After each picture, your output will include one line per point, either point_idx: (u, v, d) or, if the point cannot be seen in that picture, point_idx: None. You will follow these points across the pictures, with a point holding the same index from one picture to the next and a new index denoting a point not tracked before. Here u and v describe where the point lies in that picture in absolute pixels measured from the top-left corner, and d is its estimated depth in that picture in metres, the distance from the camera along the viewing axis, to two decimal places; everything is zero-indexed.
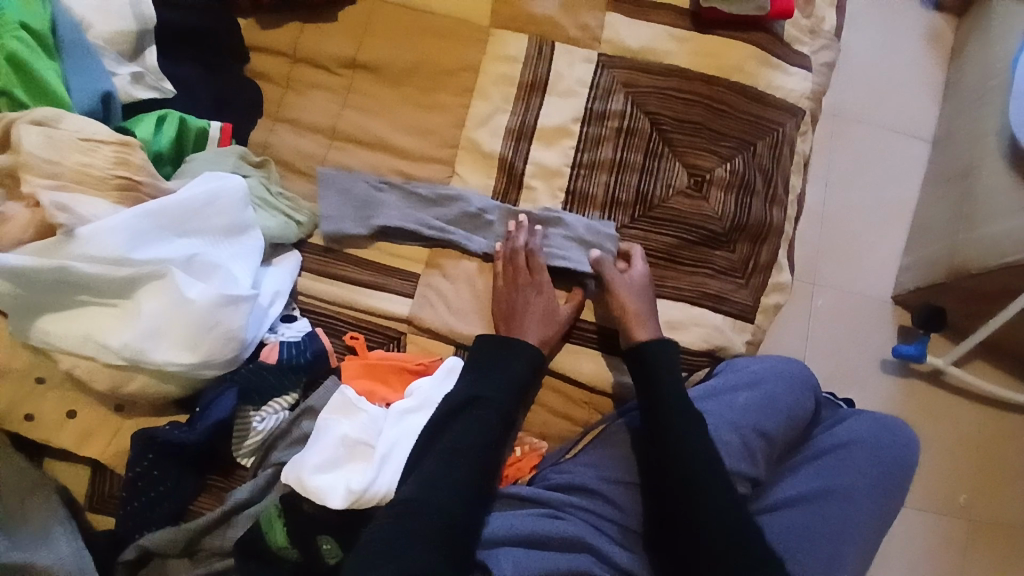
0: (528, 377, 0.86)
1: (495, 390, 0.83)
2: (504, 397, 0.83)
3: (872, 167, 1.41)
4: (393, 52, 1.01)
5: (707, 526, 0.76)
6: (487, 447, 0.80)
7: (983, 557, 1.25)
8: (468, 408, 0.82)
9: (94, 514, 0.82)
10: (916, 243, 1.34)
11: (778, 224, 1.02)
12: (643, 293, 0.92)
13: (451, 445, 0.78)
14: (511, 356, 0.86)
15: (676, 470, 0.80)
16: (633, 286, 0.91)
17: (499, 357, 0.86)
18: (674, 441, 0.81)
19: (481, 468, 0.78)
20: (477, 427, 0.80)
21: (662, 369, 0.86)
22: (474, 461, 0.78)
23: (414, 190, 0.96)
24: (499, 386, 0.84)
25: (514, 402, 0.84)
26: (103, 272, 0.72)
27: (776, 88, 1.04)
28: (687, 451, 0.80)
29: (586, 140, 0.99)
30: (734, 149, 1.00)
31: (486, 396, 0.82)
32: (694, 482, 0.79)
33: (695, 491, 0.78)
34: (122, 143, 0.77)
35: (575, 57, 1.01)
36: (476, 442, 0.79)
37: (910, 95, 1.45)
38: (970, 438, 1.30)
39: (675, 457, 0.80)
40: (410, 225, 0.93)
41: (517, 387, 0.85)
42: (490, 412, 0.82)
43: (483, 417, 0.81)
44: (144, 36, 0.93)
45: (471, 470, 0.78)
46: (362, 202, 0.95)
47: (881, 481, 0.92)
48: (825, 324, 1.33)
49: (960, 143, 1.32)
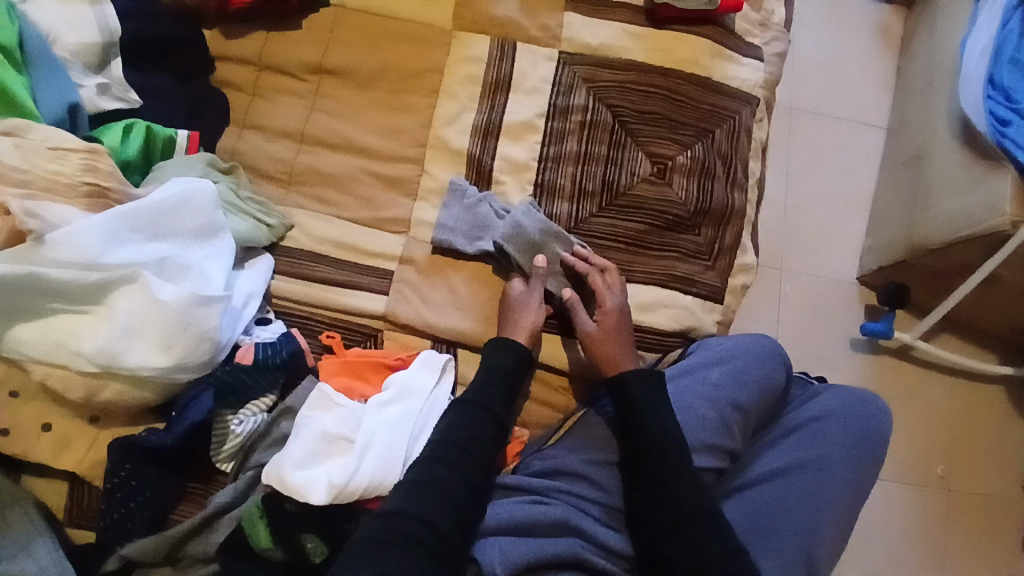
0: (516, 376, 0.88)
1: (482, 389, 0.85)
2: (493, 398, 0.85)
3: (828, 154, 1.47)
4: (359, 57, 1.03)
5: (692, 535, 0.77)
6: (473, 445, 0.81)
7: (960, 522, 1.29)
8: (457, 406, 0.84)
9: (74, 529, 0.81)
10: (875, 224, 1.40)
11: (740, 207, 1.05)
12: (619, 339, 0.91)
13: (445, 453, 0.79)
14: (500, 355, 0.88)
15: (665, 475, 0.81)
16: (611, 335, 0.91)
17: (491, 359, 0.88)
18: (672, 442, 0.83)
19: (467, 465, 0.79)
20: (464, 428, 0.82)
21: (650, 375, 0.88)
22: (464, 463, 0.79)
23: (515, 219, 0.94)
24: (490, 389, 0.85)
25: (504, 404, 0.86)
26: (74, 277, 0.71)
27: (731, 78, 1.08)
28: (668, 456, 0.82)
29: (551, 135, 1.02)
30: (694, 138, 1.04)
31: (493, 406, 0.84)
32: (677, 482, 0.80)
33: (674, 487, 0.80)
34: (90, 150, 0.78)
35: (537, 56, 1.04)
36: (463, 442, 0.80)
37: (859, 85, 1.51)
38: (939, 409, 1.35)
39: (654, 462, 0.81)
40: (509, 255, 0.94)
41: (507, 387, 0.87)
42: (479, 412, 0.83)
43: (469, 418, 0.83)
44: (111, 48, 0.93)
45: (461, 476, 0.78)
46: (479, 222, 0.96)
47: (854, 450, 0.94)
48: (793, 306, 1.38)
49: (911, 128, 1.39)
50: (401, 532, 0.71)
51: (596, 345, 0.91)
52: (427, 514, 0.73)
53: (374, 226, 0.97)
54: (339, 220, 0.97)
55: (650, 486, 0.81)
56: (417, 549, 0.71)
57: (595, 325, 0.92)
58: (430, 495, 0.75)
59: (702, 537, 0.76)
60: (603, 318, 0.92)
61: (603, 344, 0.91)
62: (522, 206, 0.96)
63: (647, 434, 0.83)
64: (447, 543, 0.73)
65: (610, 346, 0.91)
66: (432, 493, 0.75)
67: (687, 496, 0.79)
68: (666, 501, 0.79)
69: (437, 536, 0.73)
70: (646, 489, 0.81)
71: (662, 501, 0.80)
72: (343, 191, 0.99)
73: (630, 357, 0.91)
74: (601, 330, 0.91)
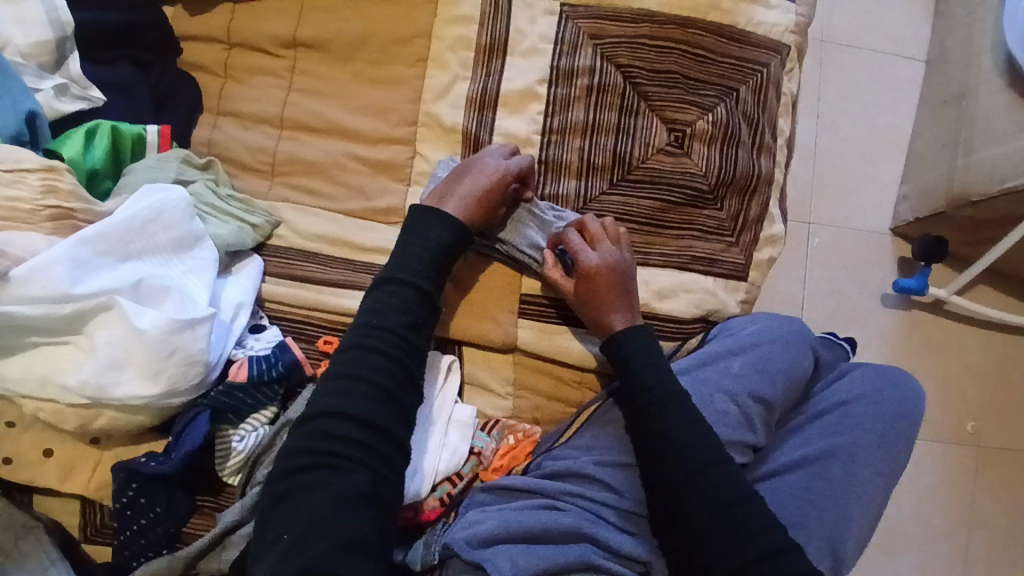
0: (446, 252, 0.79)
1: (420, 268, 0.76)
2: (426, 276, 0.77)
3: (866, 93, 1.32)
4: (333, 26, 0.92)
5: (698, 496, 0.73)
6: (408, 332, 0.74)
7: (990, 481, 1.24)
8: (381, 286, 0.76)
9: (91, 546, 0.82)
10: (912, 171, 1.27)
11: (768, 173, 0.95)
12: (616, 296, 0.84)
13: (373, 341, 0.72)
14: (429, 227, 0.79)
15: (672, 472, 0.75)
16: (615, 286, 0.83)
17: (416, 229, 0.79)
18: (683, 444, 0.75)
19: (403, 371, 0.73)
20: (400, 311, 0.74)
21: (640, 370, 0.80)
22: (396, 342, 0.73)
23: (438, 177, 0.87)
24: (414, 256, 0.77)
25: (436, 281, 0.78)
26: (46, 313, 0.69)
27: (757, 24, 0.95)
28: (664, 421, 0.77)
29: (554, 104, 0.92)
30: (715, 98, 0.93)
31: (432, 290, 0.77)
32: (696, 485, 0.74)
33: (700, 488, 0.73)
34: (47, 169, 0.73)
35: (535, 11, 0.92)
36: (397, 330, 0.73)
37: (902, 11, 1.34)
38: (972, 366, 1.28)
39: (655, 428, 0.77)
40: None
41: (437, 263, 0.78)
42: (410, 291, 0.75)
43: (400, 296, 0.75)
44: (65, 43, 0.85)
45: (400, 372, 0.72)
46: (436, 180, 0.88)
47: (884, 437, 0.88)
48: (823, 264, 1.28)
49: (954, 61, 1.24)
50: (344, 448, 0.68)
51: (589, 297, 0.84)
52: (377, 439, 0.69)
53: (367, 218, 0.90)
54: (329, 213, 0.90)
55: (658, 460, 0.76)
56: (365, 463, 0.68)
57: (589, 282, 0.83)
58: (378, 400, 0.70)
59: (704, 499, 0.73)
60: (595, 274, 0.83)
61: (594, 295, 0.83)
62: (438, 163, 0.89)
63: (652, 411, 0.78)
64: (393, 441, 0.70)
65: (606, 305, 0.83)
66: (362, 386, 0.70)
67: (685, 471, 0.74)
68: (670, 477, 0.75)
69: (376, 432, 0.69)
70: (669, 494, 0.75)
71: (664, 476, 0.76)
72: (331, 180, 0.91)
73: (628, 309, 0.84)
74: (593, 287, 0.83)
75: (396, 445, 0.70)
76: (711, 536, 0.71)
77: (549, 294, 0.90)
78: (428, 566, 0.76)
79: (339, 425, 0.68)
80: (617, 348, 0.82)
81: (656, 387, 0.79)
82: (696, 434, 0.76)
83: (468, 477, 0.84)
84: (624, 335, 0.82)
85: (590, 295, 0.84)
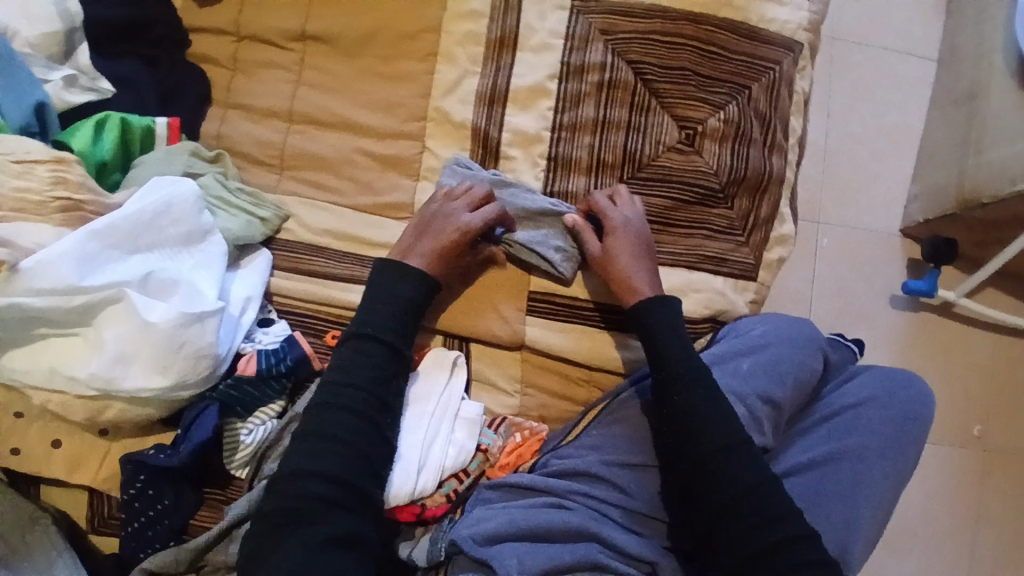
0: (417, 307, 0.81)
1: (388, 325, 0.78)
2: (395, 333, 0.78)
3: (878, 92, 1.31)
4: (342, 20, 0.92)
5: (717, 482, 0.74)
6: (377, 386, 0.76)
7: (998, 487, 1.24)
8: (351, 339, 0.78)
9: (98, 537, 0.82)
10: (923, 171, 1.26)
11: (779, 172, 0.94)
12: (637, 257, 0.85)
13: (341, 397, 0.74)
14: (395, 285, 0.80)
15: (690, 458, 0.76)
16: (634, 248, 0.85)
17: (385, 287, 0.80)
18: (698, 435, 0.76)
19: (371, 418, 0.75)
20: (370, 366, 0.76)
21: (673, 347, 0.80)
22: (366, 394, 0.75)
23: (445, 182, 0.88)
24: (381, 313, 0.79)
25: (405, 336, 0.80)
26: (57, 304, 0.69)
27: (770, 21, 0.94)
28: (687, 397, 0.77)
29: (564, 100, 0.91)
30: (727, 96, 0.92)
31: (401, 345, 0.78)
32: (716, 472, 0.74)
33: (718, 474, 0.74)
34: (56, 160, 0.73)
35: (546, 6, 0.91)
36: (362, 385, 0.75)
37: (915, 8, 1.32)
38: (981, 369, 1.27)
39: (680, 406, 0.77)
40: None
41: (405, 320, 0.79)
42: (380, 348, 0.77)
43: (368, 351, 0.77)
44: (74, 34, 0.87)
45: (370, 422, 0.74)
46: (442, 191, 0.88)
47: (893, 440, 0.87)
48: (831, 265, 1.27)
49: (967, 61, 1.22)
50: (313, 493, 0.70)
51: (611, 265, 0.84)
52: (355, 476, 0.72)
53: (376, 213, 0.90)
54: (338, 208, 0.90)
55: (671, 450, 0.78)
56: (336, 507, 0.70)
57: (608, 245, 0.85)
58: (336, 451, 0.72)
59: (727, 484, 0.73)
60: (614, 233, 0.85)
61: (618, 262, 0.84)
62: (445, 166, 0.89)
63: (662, 405, 0.79)
64: None
65: (628, 267, 0.84)
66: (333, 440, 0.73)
67: (704, 454, 0.75)
68: (691, 458, 0.76)
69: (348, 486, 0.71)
70: (690, 481, 0.75)
71: (675, 466, 0.78)
72: (339, 175, 0.91)
73: (652, 276, 0.85)
74: (614, 249, 0.84)
75: (373, 472, 0.73)
76: (735, 515, 0.72)
77: (591, 297, 0.90)
78: (434, 563, 0.77)
79: (320, 461, 0.72)
80: (646, 324, 0.82)
81: (685, 363, 0.79)
82: (700, 423, 0.76)
83: (475, 474, 0.83)
84: (651, 311, 0.82)
85: (614, 259, 0.84)
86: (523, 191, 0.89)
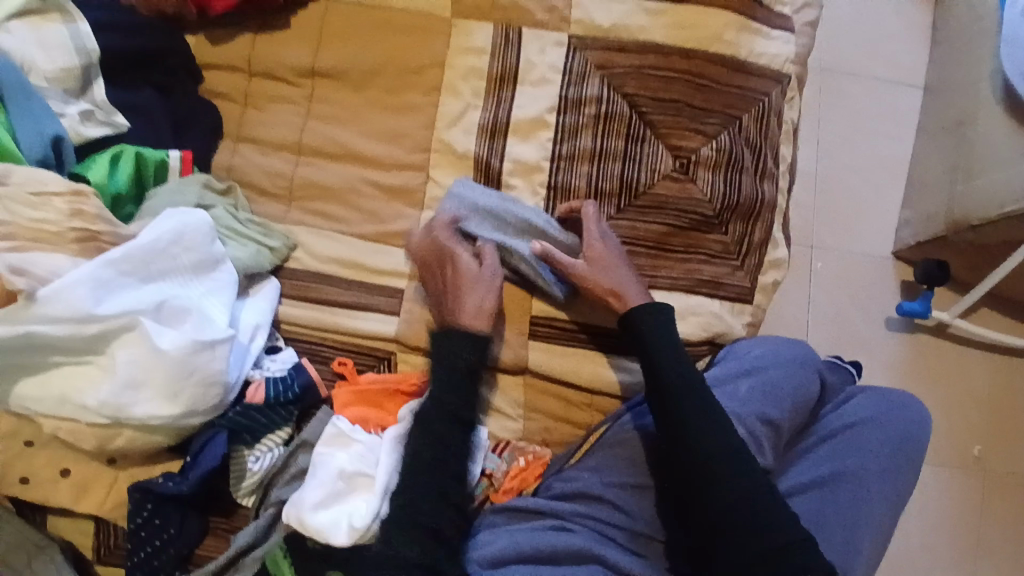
0: (476, 370, 0.81)
1: (451, 390, 0.79)
2: (460, 402, 0.79)
3: (865, 120, 1.35)
4: (351, 56, 0.96)
5: (712, 494, 0.75)
6: (439, 456, 0.77)
7: (999, 507, 1.24)
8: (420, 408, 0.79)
9: (103, 566, 0.82)
10: (912, 196, 1.30)
11: (771, 199, 0.97)
12: (621, 273, 0.88)
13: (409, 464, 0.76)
14: (458, 349, 0.80)
15: (682, 470, 0.77)
16: (618, 264, 0.88)
17: (449, 348, 0.81)
18: (692, 445, 0.77)
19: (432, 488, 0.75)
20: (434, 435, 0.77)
21: (666, 358, 0.81)
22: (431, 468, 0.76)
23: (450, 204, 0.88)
24: (447, 379, 0.79)
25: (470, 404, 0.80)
26: (72, 331, 0.71)
27: (759, 55, 0.98)
28: (681, 407, 0.78)
29: (563, 131, 0.94)
30: (719, 126, 0.96)
31: (467, 416, 0.79)
32: (710, 483, 0.75)
33: (713, 484, 0.75)
34: (74, 192, 0.76)
35: (545, 42, 0.96)
36: (429, 450, 0.76)
37: (898, 40, 1.38)
38: (978, 389, 1.28)
39: (674, 416, 0.78)
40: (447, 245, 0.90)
41: (469, 389, 0.80)
42: (446, 420, 0.78)
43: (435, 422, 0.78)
44: (90, 70, 0.89)
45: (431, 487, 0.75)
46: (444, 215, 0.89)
47: (891, 461, 0.88)
48: (826, 288, 1.29)
49: (952, 90, 1.27)
50: None
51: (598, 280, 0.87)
52: None
53: (381, 241, 0.92)
54: (344, 237, 0.93)
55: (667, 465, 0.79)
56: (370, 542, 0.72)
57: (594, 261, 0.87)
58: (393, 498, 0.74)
59: (722, 494, 0.74)
60: (595, 249, 0.88)
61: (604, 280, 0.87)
62: (453, 187, 0.90)
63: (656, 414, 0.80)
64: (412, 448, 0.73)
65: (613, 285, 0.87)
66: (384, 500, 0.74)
67: (698, 465, 0.76)
68: (685, 468, 0.77)
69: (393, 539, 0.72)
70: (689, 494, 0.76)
71: (672, 478, 0.79)
72: (346, 205, 0.94)
73: (636, 288, 0.88)
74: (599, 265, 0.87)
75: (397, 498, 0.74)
76: (727, 528, 0.73)
77: (587, 320, 0.91)
78: None
79: None
80: (641, 335, 0.83)
81: (678, 378, 0.80)
82: (696, 432, 0.77)
83: (480, 498, 0.86)
84: (649, 326, 0.83)
85: (599, 275, 0.87)
86: (523, 211, 0.90)
